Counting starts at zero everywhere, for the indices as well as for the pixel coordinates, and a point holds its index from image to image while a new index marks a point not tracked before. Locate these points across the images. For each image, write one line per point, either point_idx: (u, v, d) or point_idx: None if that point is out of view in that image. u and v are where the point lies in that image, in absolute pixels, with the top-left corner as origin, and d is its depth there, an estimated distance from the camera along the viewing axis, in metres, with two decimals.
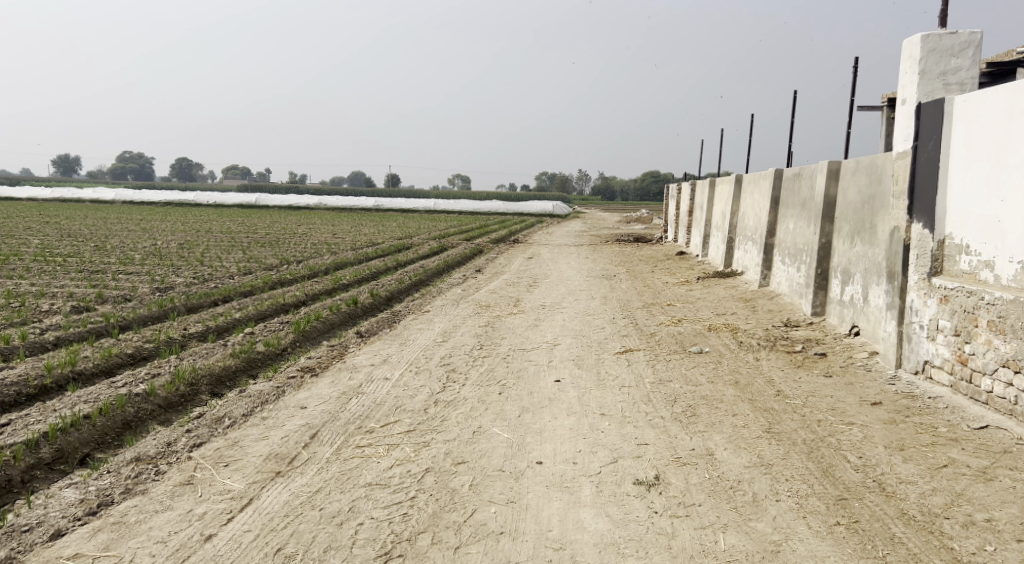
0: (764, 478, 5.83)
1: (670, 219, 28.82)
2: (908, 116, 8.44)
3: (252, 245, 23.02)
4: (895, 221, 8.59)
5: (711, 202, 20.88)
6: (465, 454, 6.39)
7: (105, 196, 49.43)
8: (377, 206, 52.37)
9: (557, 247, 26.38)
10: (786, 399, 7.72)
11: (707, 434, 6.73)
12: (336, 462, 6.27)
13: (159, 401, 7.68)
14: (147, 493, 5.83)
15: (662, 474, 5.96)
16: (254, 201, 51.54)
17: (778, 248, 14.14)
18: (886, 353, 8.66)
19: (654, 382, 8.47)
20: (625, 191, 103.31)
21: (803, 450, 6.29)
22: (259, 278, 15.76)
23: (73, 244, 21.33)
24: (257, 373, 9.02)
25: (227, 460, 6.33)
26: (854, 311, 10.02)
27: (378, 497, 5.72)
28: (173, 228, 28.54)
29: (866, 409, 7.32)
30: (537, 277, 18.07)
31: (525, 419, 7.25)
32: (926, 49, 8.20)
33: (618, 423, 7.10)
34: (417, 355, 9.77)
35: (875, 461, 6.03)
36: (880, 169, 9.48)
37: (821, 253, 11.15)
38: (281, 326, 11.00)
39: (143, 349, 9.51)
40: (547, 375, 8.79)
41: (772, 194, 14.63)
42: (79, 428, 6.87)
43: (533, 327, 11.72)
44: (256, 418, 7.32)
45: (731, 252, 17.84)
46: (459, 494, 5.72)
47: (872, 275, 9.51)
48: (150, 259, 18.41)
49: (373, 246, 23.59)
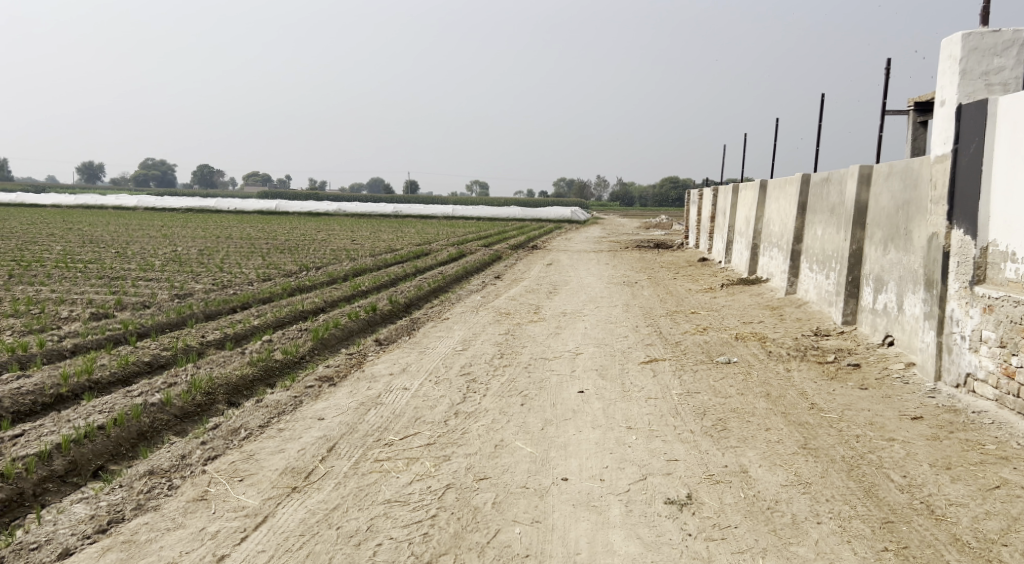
0: (804, 499, 5.52)
1: (691, 225, 28.45)
2: (948, 118, 8.11)
3: (272, 251, 22.91)
4: (934, 228, 8.26)
5: (734, 208, 20.54)
6: (488, 469, 6.13)
7: (126, 203, 49.68)
8: (396, 212, 52.24)
9: (577, 253, 26.08)
10: (821, 413, 7.41)
11: (740, 450, 6.43)
12: (354, 477, 6.03)
13: (175, 411, 7.47)
14: (159, 510, 5.61)
15: (694, 493, 5.68)
16: (274, 206, 51.57)
17: (805, 254, 13.80)
18: (924, 364, 8.32)
19: (682, 394, 8.17)
20: (644, 197, 102.82)
21: (842, 468, 5.99)
22: (277, 285, 15.56)
23: (94, 250, 21.25)
24: (274, 382, 8.79)
25: (242, 474, 6.10)
26: (887, 320, 9.67)
27: (397, 515, 5.47)
28: (194, 233, 28.52)
29: (906, 424, 7.00)
30: (558, 284, 17.79)
31: (549, 432, 6.98)
32: (967, 48, 7.90)
33: (646, 437, 6.82)
34: (436, 364, 9.52)
35: (921, 481, 5.72)
36: (916, 173, 9.14)
37: (851, 261, 10.81)
38: (300, 333, 10.79)
39: (160, 356, 9.31)
40: (569, 386, 8.52)
41: (799, 199, 14.29)
42: (93, 439, 6.67)
43: (555, 335, 11.44)
44: (272, 429, 7.10)
45: (756, 259, 17.48)
46: (482, 513, 5.46)
47: (908, 283, 9.17)
48: (171, 265, 18.31)
49: (392, 252, 23.38)
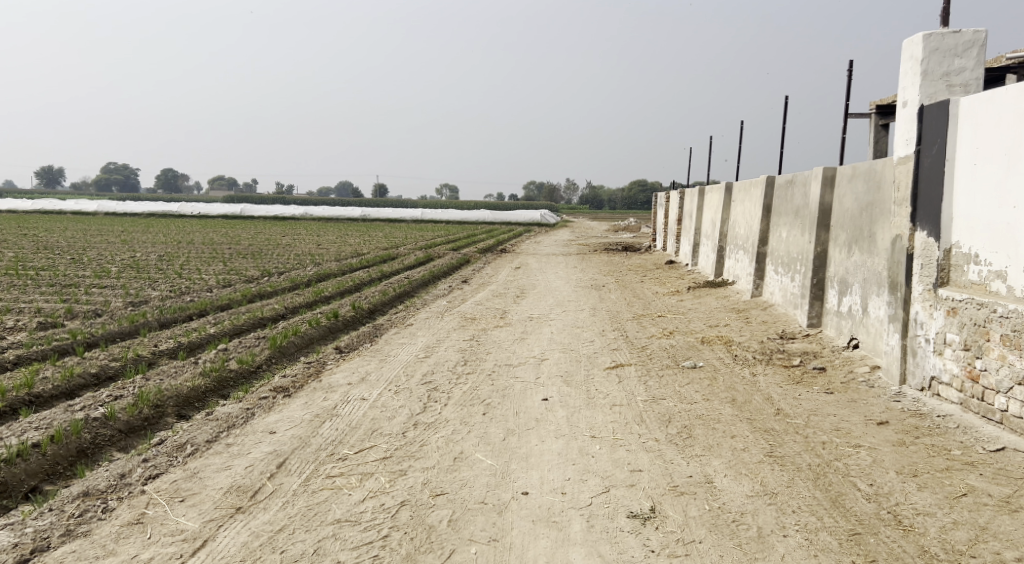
0: (769, 510, 5.38)
1: (658, 228, 28.43)
2: (910, 120, 8.03)
3: (234, 256, 22.49)
4: (898, 229, 8.17)
5: (700, 210, 20.49)
6: (445, 484, 5.91)
7: (86, 207, 48.68)
8: (364, 217, 51.68)
9: (544, 257, 25.93)
10: (788, 419, 7.28)
11: (705, 459, 6.28)
12: (303, 495, 5.79)
13: (120, 426, 7.15)
14: (90, 535, 5.38)
15: (658, 505, 5.51)
16: (238, 210, 50.86)
17: (771, 256, 13.74)
18: (889, 367, 8.24)
19: (647, 401, 8.00)
20: (612, 200, 103.02)
21: (809, 477, 5.85)
22: (237, 291, 15.19)
23: (49, 256, 20.64)
24: (228, 394, 8.47)
25: (183, 494, 5.86)
26: (852, 322, 9.60)
27: (346, 536, 5.27)
28: (155, 239, 27.97)
29: (872, 429, 6.89)
30: (524, 288, 17.58)
31: (511, 442, 6.78)
32: (928, 49, 7.81)
33: (609, 446, 6.64)
34: (397, 373, 9.27)
35: (889, 489, 5.59)
36: (879, 174, 9.08)
37: (816, 263, 10.73)
38: (256, 342, 10.47)
39: (108, 367, 8.96)
40: (533, 394, 8.31)
41: (764, 201, 14.23)
42: (27, 458, 6.35)
43: (520, 340, 11.23)
44: (220, 444, 6.82)
45: (722, 261, 17.43)
46: (437, 531, 5.27)
47: (872, 285, 9.10)
48: (128, 272, 17.84)
49: (358, 257, 23.04)
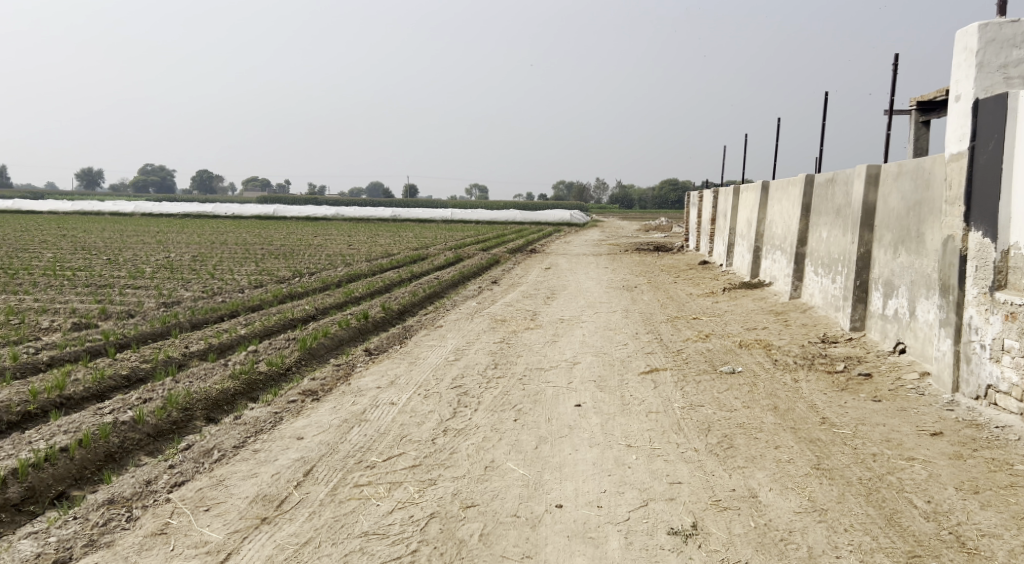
0: (819, 528, 5.10)
1: (690, 227, 27.99)
2: (964, 114, 7.64)
3: (266, 257, 22.46)
4: (950, 230, 7.78)
5: (735, 209, 20.07)
6: (476, 495, 5.66)
7: (124, 207, 49.23)
8: (394, 218, 51.62)
9: (575, 257, 25.59)
10: (834, 428, 6.94)
11: (748, 471, 5.97)
12: (330, 505, 5.58)
13: (148, 429, 7.00)
14: (113, 546, 5.23)
15: (700, 522, 5.23)
16: (272, 210, 51.14)
17: (810, 257, 13.34)
18: (940, 374, 7.85)
19: (684, 408, 7.70)
20: (643, 199, 102.32)
21: (859, 492, 5.54)
22: (269, 292, 15.11)
23: (86, 257, 20.74)
24: (257, 397, 8.31)
25: (209, 503, 5.67)
26: (899, 326, 9.21)
27: (374, 551, 5.06)
28: (189, 240, 28.07)
29: (926, 441, 6.53)
30: (555, 289, 17.30)
31: (543, 451, 6.52)
32: (984, 40, 7.40)
33: (646, 456, 6.36)
34: (427, 376, 9.05)
35: (948, 507, 5.28)
36: (928, 172, 8.68)
37: (859, 265, 10.33)
38: (286, 343, 10.30)
39: (139, 369, 8.83)
40: (565, 399, 8.04)
41: (803, 200, 13.80)
42: (54, 462, 6.20)
43: (551, 343, 10.97)
44: (247, 450, 6.63)
45: (758, 262, 17.02)
46: (467, 547, 5.05)
47: (920, 287, 8.71)
48: (162, 272, 17.83)
49: (388, 257, 22.90)
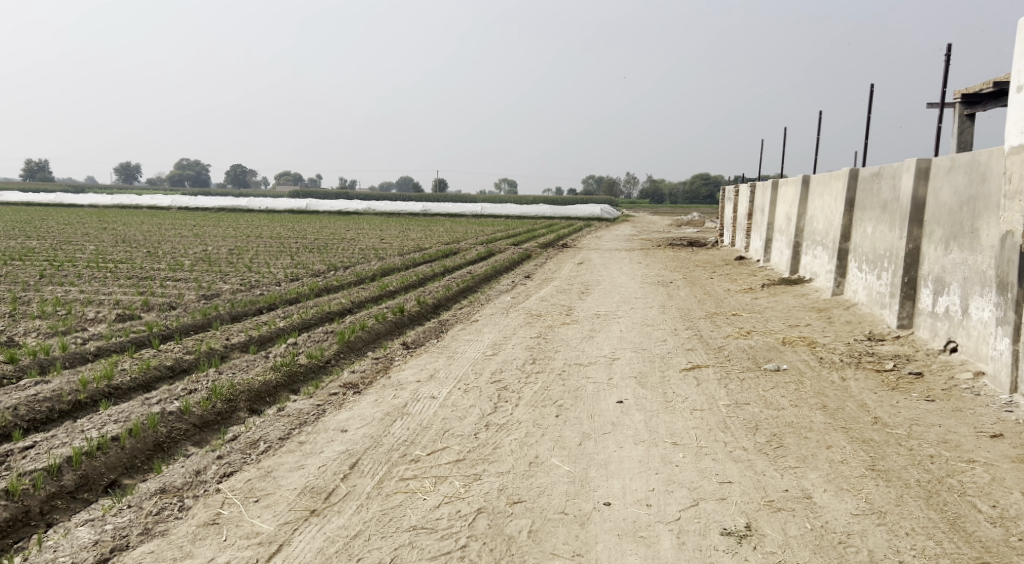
0: (880, 531, 4.94)
1: (725, 223, 27.66)
2: None
3: (301, 250, 22.50)
4: (1009, 225, 7.53)
5: (772, 205, 19.75)
6: (522, 491, 5.56)
7: (160, 202, 49.78)
8: (425, 212, 51.70)
9: (608, 252, 25.40)
10: (887, 429, 6.73)
11: (801, 471, 5.80)
12: (377, 499, 5.51)
13: (195, 420, 6.97)
14: (167, 535, 5.19)
15: (754, 522, 5.09)
16: (303, 205, 51.44)
17: (854, 253, 13.06)
18: (996, 374, 7.60)
19: (730, 405, 7.52)
20: (675, 195, 101.66)
21: (919, 495, 5.36)
22: (305, 285, 15.11)
23: (125, 250, 20.91)
24: (299, 389, 8.27)
25: (258, 494, 5.62)
26: (950, 324, 8.94)
27: (423, 545, 4.97)
28: (225, 233, 28.22)
29: (985, 442, 6.31)
30: (590, 284, 17.13)
31: (587, 448, 6.39)
32: None
33: (694, 455, 6.20)
34: (466, 370, 8.96)
35: (1015, 513, 5.10)
36: (984, 165, 8.42)
37: (907, 261, 10.06)
38: (326, 336, 10.25)
39: (183, 360, 8.83)
40: (607, 395, 7.91)
41: (846, 195, 13.51)
42: (106, 451, 6.19)
43: (589, 338, 10.83)
44: (293, 441, 6.57)
45: (798, 258, 16.73)
46: (517, 543, 4.94)
47: (974, 284, 8.45)
48: (200, 265, 17.91)
49: (422, 252, 22.86)
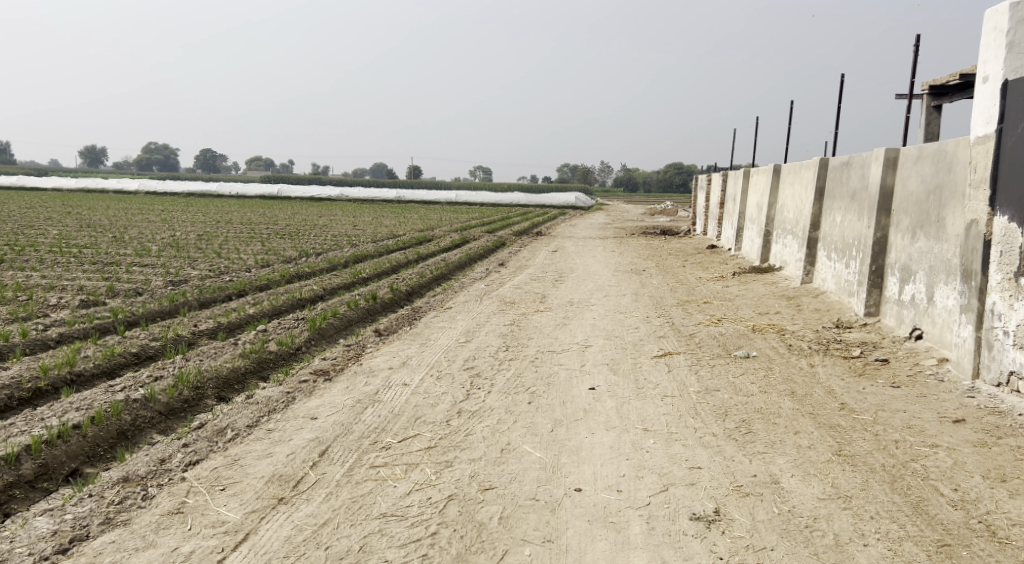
0: (846, 516, 5.03)
1: (698, 211, 27.81)
2: (992, 96, 7.46)
3: (272, 237, 22.32)
4: (974, 214, 7.65)
5: (744, 194, 19.90)
6: (494, 478, 5.58)
7: (128, 186, 49.07)
8: (399, 198, 51.44)
9: (582, 240, 25.46)
10: (853, 414, 6.84)
11: (769, 456, 5.88)
12: (346, 486, 5.51)
13: (160, 408, 6.91)
14: (129, 525, 5.16)
15: (722, 507, 5.15)
16: (275, 190, 50.96)
17: (823, 241, 13.21)
18: (960, 361, 7.74)
19: (700, 392, 7.60)
20: (649, 182, 102.04)
21: (884, 479, 5.46)
22: (276, 272, 14.99)
23: (91, 235, 20.60)
24: (268, 376, 8.22)
25: (224, 483, 5.60)
26: (915, 312, 9.09)
27: (393, 533, 4.99)
28: (194, 218, 27.92)
29: (948, 428, 6.43)
30: (563, 272, 17.18)
31: (559, 434, 6.43)
32: (1015, 19, 7.18)
33: (664, 441, 6.26)
34: (438, 357, 8.96)
35: (976, 496, 5.21)
36: (950, 155, 8.54)
37: (875, 249, 10.19)
38: (296, 323, 10.19)
39: (149, 347, 8.73)
40: (580, 382, 7.95)
41: (817, 184, 13.64)
42: (67, 439, 6.13)
43: (562, 325, 10.86)
44: (261, 429, 6.54)
45: (769, 246, 16.88)
46: (487, 530, 4.97)
47: (939, 272, 8.59)
48: (168, 251, 17.70)
49: (394, 238, 22.77)
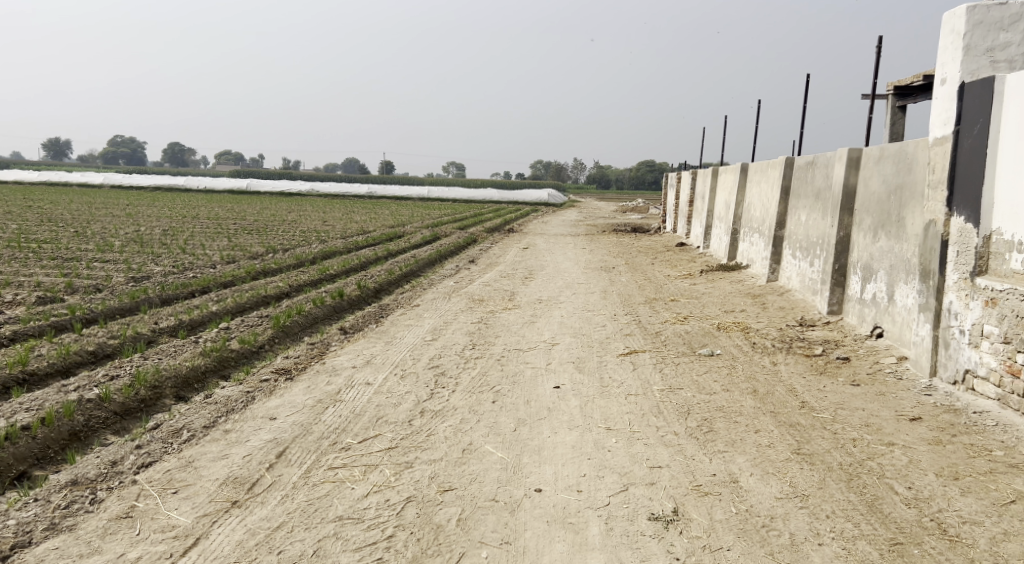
0: (801, 515, 5.08)
1: (668, 209, 27.94)
2: (949, 98, 7.57)
3: (239, 232, 22.09)
4: (932, 215, 7.75)
5: (713, 192, 20.02)
6: (454, 478, 5.57)
7: (92, 179, 48.33)
8: (370, 194, 51.16)
9: (553, 237, 25.49)
10: (813, 413, 6.90)
11: (729, 455, 5.92)
12: (303, 489, 5.46)
13: (115, 408, 6.80)
14: (75, 530, 5.08)
15: (681, 507, 5.18)
16: (244, 185, 50.46)
17: (788, 240, 13.32)
18: (918, 359, 7.85)
19: (664, 390, 7.63)
20: (621, 179, 102.43)
21: (841, 478, 5.52)
22: (241, 268, 14.84)
23: (52, 229, 20.25)
24: (229, 375, 8.13)
25: (176, 486, 5.53)
26: (876, 310, 9.20)
27: (349, 536, 4.96)
28: (159, 213, 27.55)
29: (905, 426, 6.51)
30: (532, 269, 17.19)
31: (522, 434, 6.43)
32: (972, 22, 7.31)
33: (626, 440, 6.28)
34: (403, 356, 8.92)
35: (929, 494, 5.29)
36: (910, 156, 8.64)
37: (837, 248, 10.30)
38: (260, 321, 10.09)
39: (106, 345, 8.60)
40: (544, 381, 7.95)
41: (782, 183, 13.75)
42: (16, 441, 6.02)
43: (529, 323, 10.86)
44: (218, 430, 6.47)
45: (736, 244, 17.00)
46: (445, 532, 4.95)
47: (900, 271, 8.69)
48: (130, 246, 17.45)
49: (364, 234, 22.63)
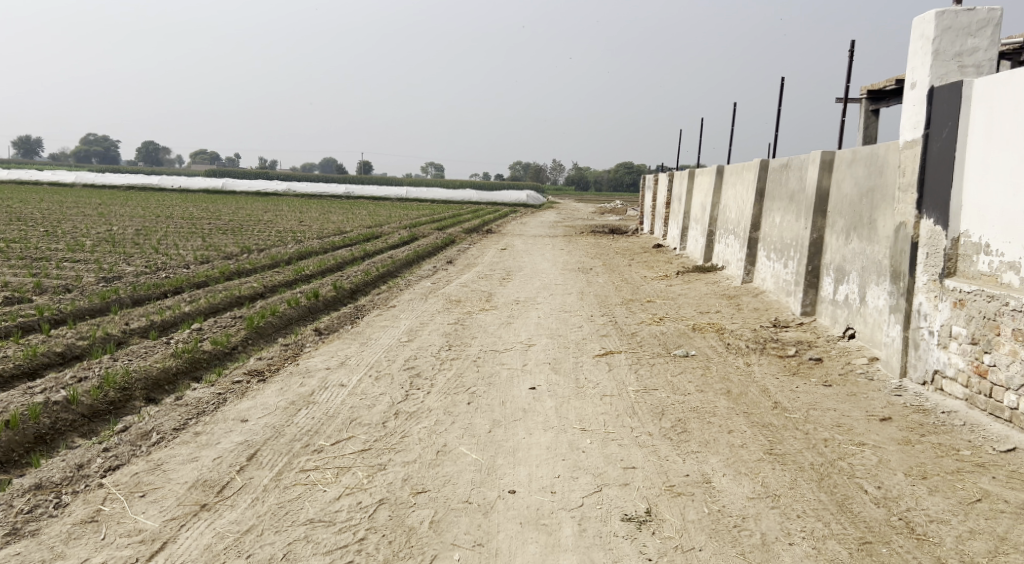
0: (772, 515, 5.12)
1: (645, 210, 28.05)
2: (919, 102, 7.66)
3: (214, 232, 21.91)
4: (902, 217, 7.84)
5: (689, 193, 20.13)
6: (427, 481, 5.56)
7: (64, 177, 47.72)
8: (347, 194, 50.93)
9: (531, 237, 25.52)
10: (786, 413, 6.96)
11: (702, 455, 5.96)
12: (274, 492, 5.43)
13: (83, 410, 6.73)
14: (38, 535, 5.02)
15: (653, 508, 5.21)
16: (220, 184, 50.07)
17: (763, 241, 13.42)
18: (889, 359, 7.94)
19: (638, 391, 7.66)
20: (599, 180, 102.74)
21: (811, 477, 5.57)
22: (215, 268, 14.74)
23: (22, 229, 19.98)
24: (201, 376, 8.07)
25: (144, 489, 5.48)
26: (848, 311, 9.30)
27: (319, 539, 4.94)
28: (132, 213, 27.26)
29: (875, 426, 6.59)
30: (510, 270, 17.21)
31: (497, 435, 6.43)
32: (940, 28, 7.43)
33: (600, 440, 6.30)
34: (379, 357, 8.89)
35: (898, 493, 5.35)
36: (882, 158, 8.74)
37: (811, 250, 10.39)
38: (233, 322, 10.03)
39: (75, 346, 8.51)
40: (520, 382, 7.96)
41: (757, 185, 13.86)
42: None
43: (505, 324, 10.86)
44: (188, 433, 6.42)
45: (712, 246, 17.11)
46: (417, 534, 4.95)
47: (871, 273, 8.79)
48: (102, 246, 17.26)
49: (340, 235, 22.52)
